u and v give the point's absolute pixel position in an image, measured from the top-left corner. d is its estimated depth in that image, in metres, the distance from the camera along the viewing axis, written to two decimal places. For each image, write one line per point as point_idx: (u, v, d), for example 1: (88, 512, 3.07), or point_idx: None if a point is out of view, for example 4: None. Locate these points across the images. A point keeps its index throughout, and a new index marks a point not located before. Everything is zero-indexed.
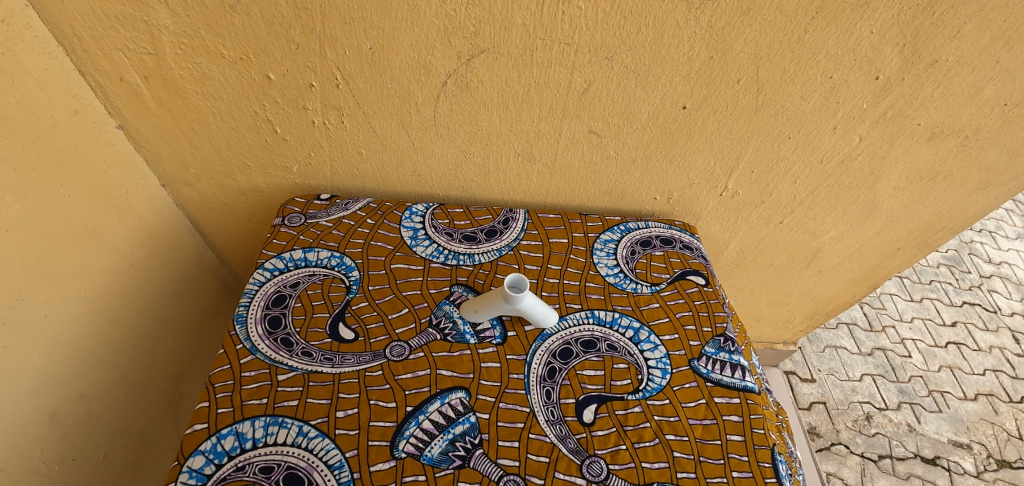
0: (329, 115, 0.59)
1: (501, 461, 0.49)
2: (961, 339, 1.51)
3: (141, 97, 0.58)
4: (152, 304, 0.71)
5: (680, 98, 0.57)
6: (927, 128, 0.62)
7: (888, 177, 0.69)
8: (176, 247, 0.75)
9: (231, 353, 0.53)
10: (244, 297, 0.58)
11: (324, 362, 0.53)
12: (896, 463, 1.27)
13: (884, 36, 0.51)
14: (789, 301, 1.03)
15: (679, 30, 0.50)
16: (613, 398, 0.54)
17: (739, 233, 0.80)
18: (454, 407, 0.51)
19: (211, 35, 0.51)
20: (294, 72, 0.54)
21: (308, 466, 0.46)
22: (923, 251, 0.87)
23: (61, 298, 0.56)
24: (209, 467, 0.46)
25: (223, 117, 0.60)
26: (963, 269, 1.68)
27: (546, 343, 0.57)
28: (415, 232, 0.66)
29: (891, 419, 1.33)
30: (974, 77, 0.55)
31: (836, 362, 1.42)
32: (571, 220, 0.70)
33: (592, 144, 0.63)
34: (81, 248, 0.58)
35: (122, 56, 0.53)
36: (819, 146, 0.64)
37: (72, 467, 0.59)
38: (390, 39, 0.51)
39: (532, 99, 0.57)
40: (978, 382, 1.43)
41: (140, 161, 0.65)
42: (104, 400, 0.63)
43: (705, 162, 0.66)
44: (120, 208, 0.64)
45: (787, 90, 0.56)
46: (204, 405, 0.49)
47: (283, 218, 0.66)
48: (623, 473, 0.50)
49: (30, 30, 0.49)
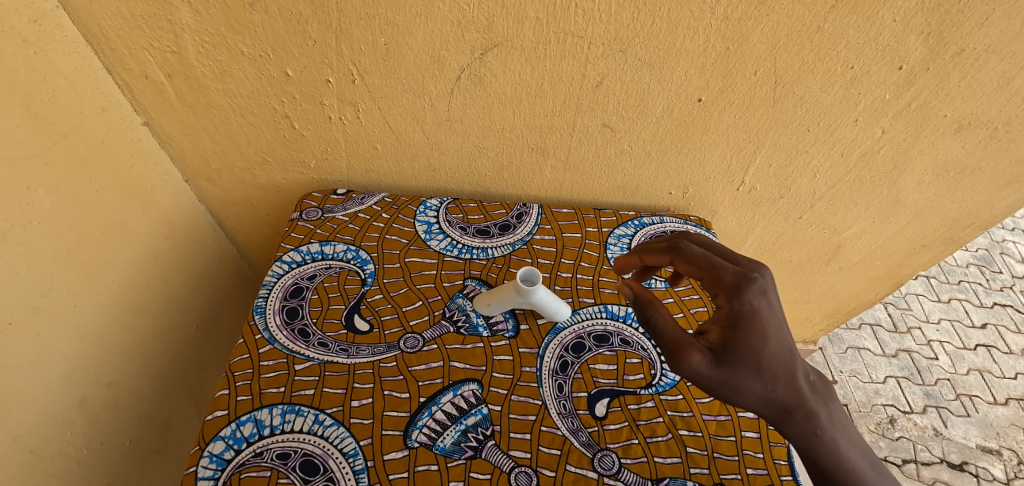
0: (345, 111, 0.60)
1: (513, 453, 0.49)
2: (991, 341, 1.47)
3: (165, 95, 0.59)
4: (175, 295, 0.72)
5: (695, 91, 0.56)
6: (954, 120, 0.60)
7: (912, 171, 0.67)
8: (198, 241, 0.77)
9: (250, 343, 0.54)
10: (263, 289, 0.59)
11: (339, 353, 0.54)
12: (921, 467, 1.24)
13: (908, 25, 0.50)
14: (809, 299, 1.01)
15: (694, 21, 0.49)
16: (626, 393, 0.54)
17: (757, 229, 0.79)
18: (467, 399, 0.52)
19: (231, 33, 0.52)
20: (312, 68, 0.55)
21: (323, 454, 0.47)
22: (950, 249, 0.85)
23: (90, 289, 0.58)
24: (228, 453, 0.47)
25: (243, 113, 0.61)
26: (993, 269, 1.63)
27: (559, 336, 0.57)
28: (429, 226, 0.66)
29: (916, 422, 1.30)
30: (1003, 66, 0.53)
31: (858, 363, 1.39)
32: (584, 215, 0.70)
33: (606, 138, 0.63)
34: (108, 240, 0.60)
35: (146, 55, 0.55)
36: (839, 140, 0.63)
37: (101, 452, 0.60)
38: (404, 34, 0.52)
39: (545, 93, 0.57)
40: (1009, 386, 1.39)
41: (164, 157, 0.67)
42: (130, 387, 0.65)
43: (721, 156, 0.65)
44: (145, 203, 0.65)
45: (806, 82, 0.55)
46: (224, 393, 0.50)
47: (300, 212, 0.67)
48: (635, 467, 0.49)
49: (60, 30, 0.51)
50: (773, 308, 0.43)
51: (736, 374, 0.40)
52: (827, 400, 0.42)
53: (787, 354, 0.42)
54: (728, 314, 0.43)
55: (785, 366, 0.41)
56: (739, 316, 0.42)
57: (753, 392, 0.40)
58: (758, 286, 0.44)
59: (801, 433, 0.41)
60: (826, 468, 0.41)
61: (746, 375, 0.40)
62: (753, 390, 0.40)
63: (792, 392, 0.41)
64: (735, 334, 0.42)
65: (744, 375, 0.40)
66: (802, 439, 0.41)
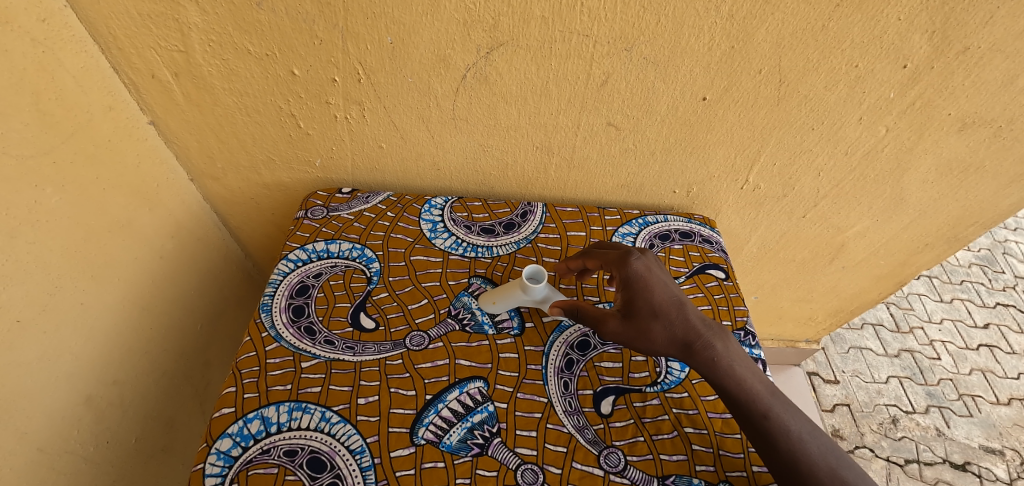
0: (350, 110, 0.60)
1: (519, 450, 0.49)
2: (993, 341, 1.47)
3: (171, 94, 0.59)
4: (180, 294, 0.73)
5: (699, 90, 0.57)
6: (958, 118, 0.60)
7: (916, 169, 0.68)
8: (203, 240, 0.77)
9: (257, 341, 0.54)
10: (269, 287, 0.59)
11: (345, 350, 0.54)
12: (924, 467, 1.24)
13: (912, 23, 0.50)
14: (812, 298, 1.01)
15: (699, 19, 0.49)
16: (631, 390, 0.54)
17: (761, 228, 0.79)
18: (473, 396, 0.52)
19: (238, 32, 0.52)
20: (318, 67, 0.55)
21: (330, 451, 0.47)
22: (953, 248, 0.85)
23: (96, 287, 0.58)
24: (236, 450, 0.47)
25: (248, 112, 0.61)
26: (995, 269, 1.63)
27: (564, 334, 0.57)
28: (434, 225, 0.67)
29: (919, 422, 1.30)
30: (1007, 65, 0.54)
31: (861, 363, 1.39)
32: (589, 213, 0.70)
33: (610, 137, 0.63)
34: (114, 238, 0.60)
35: (153, 54, 0.55)
36: (844, 138, 0.63)
37: (107, 450, 0.60)
38: (410, 33, 0.52)
39: (550, 92, 0.57)
40: (1011, 385, 1.39)
41: (169, 156, 0.67)
42: (135, 386, 0.65)
43: (725, 154, 0.65)
44: (151, 201, 0.66)
45: (810, 80, 0.55)
46: (231, 390, 0.51)
47: (306, 210, 0.67)
48: (641, 464, 0.49)
49: (68, 29, 0.51)
50: (650, 268, 0.53)
51: (637, 327, 0.51)
52: (723, 337, 0.51)
53: (675, 301, 0.52)
54: (624, 280, 0.53)
55: (676, 311, 0.51)
56: (626, 284, 0.52)
57: (655, 334, 0.51)
58: (636, 254, 0.54)
59: (702, 363, 0.50)
60: (730, 393, 0.49)
61: (645, 321, 0.51)
62: (655, 332, 0.51)
63: (686, 330, 0.51)
64: (631, 293, 0.52)
65: (644, 321, 0.51)
66: (706, 368, 0.50)
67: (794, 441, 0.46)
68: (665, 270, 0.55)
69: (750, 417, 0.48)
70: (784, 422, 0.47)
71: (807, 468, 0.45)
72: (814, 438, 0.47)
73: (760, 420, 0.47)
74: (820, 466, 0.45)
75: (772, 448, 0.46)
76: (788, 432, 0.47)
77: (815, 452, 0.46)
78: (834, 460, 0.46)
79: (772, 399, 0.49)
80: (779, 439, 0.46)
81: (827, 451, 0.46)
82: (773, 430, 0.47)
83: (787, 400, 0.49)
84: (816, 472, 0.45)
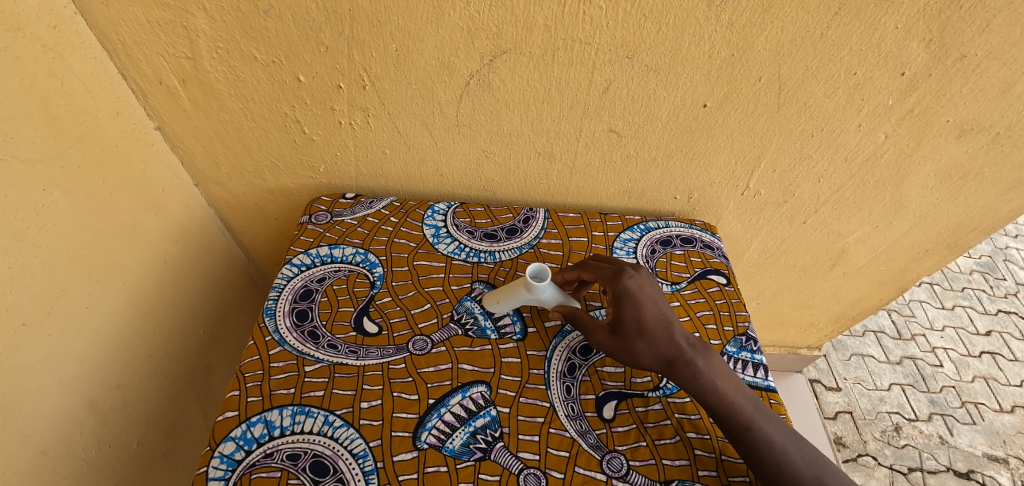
0: (355, 116, 0.61)
1: (522, 454, 0.49)
2: (995, 348, 1.47)
3: (178, 100, 0.60)
4: (184, 298, 0.73)
5: (700, 97, 0.57)
6: (956, 125, 0.60)
7: (916, 175, 0.68)
8: (207, 245, 0.78)
9: (260, 344, 0.55)
10: (273, 291, 0.59)
11: (349, 354, 0.54)
12: (927, 476, 1.23)
13: (910, 31, 0.50)
14: (813, 304, 1.01)
15: (700, 28, 0.50)
16: (633, 395, 0.54)
17: (762, 233, 0.79)
18: (475, 401, 0.52)
19: (245, 39, 0.53)
20: (323, 74, 0.56)
21: (333, 454, 0.47)
22: (954, 254, 0.85)
23: (101, 291, 0.59)
24: (239, 453, 0.47)
25: (254, 118, 0.62)
26: (997, 276, 1.63)
27: (566, 339, 0.58)
28: (437, 230, 0.67)
29: (921, 430, 1.29)
30: (1004, 72, 0.54)
31: (863, 370, 1.39)
32: (590, 219, 0.71)
33: (612, 143, 0.63)
34: (119, 242, 0.61)
35: (161, 60, 0.56)
36: (844, 144, 0.63)
37: (109, 454, 0.60)
38: (415, 41, 0.52)
39: (553, 98, 0.58)
40: (1014, 393, 1.39)
41: (175, 161, 0.68)
42: (138, 390, 0.65)
43: (726, 160, 0.66)
44: (156, 206, 0.66)
45: (810, 88, 0.56)
46: (234, 394, 0.51)
47: (310, 215, 0.67)
48: (644, 469, 0.49)
49: (77, 36, 0.52)
50: (642, 285, 0.53)
51: (622, 344, 0.52)
52: (707, 354, 0.52)
53: (663, 320, 0.52)
54: (614, 297, 0.53)
55: (662, 329, 0.52)
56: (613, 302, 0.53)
57: (640, 351, 0.51)
58: (629, 270, 0.54)
59: (685, 379, 0.50)
60: (712, 407, 0.49)
61: (630, 338, 0.52)
62: (639, 349, 0.51)
63: (671, 348, 0.51)
64: (619, 310, 0.53)
65: (629, 339, 0.52)
66: (688, 384, 0.50)
67: (777, 452, 0.47)
68: (659, 287, 0.55)
69: (732, 429, 0.48)
70: (767, 434, 0.48)
71: (791, 476, 0.46)
72: (798, 448, 0.47)
73: (744, 432, 0.48)
74: (803, 474, 0.46)
75: (755, 460, 0.47)
76: (771, 444, 0.47)
77: (798, 461, 0.46)
78: (821, 470, 0.47)
79: (755, 412, 0.49)
80: (762, 450, 0.47)
81: (812, 461, 0.47)
82: (757, 442, 0.47)
83: (769, 412, 0.50)
84: (800, 480, 0.45)
